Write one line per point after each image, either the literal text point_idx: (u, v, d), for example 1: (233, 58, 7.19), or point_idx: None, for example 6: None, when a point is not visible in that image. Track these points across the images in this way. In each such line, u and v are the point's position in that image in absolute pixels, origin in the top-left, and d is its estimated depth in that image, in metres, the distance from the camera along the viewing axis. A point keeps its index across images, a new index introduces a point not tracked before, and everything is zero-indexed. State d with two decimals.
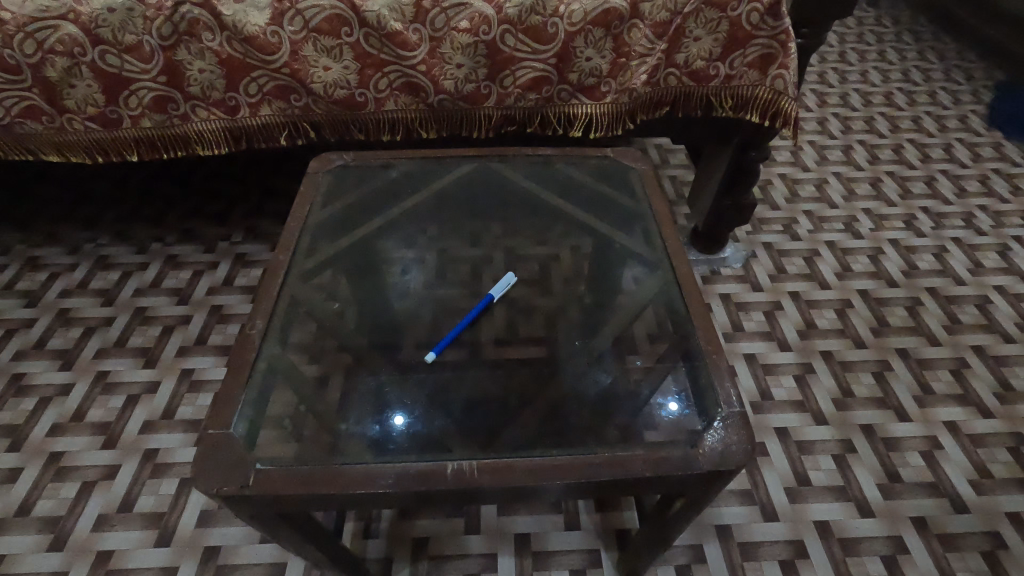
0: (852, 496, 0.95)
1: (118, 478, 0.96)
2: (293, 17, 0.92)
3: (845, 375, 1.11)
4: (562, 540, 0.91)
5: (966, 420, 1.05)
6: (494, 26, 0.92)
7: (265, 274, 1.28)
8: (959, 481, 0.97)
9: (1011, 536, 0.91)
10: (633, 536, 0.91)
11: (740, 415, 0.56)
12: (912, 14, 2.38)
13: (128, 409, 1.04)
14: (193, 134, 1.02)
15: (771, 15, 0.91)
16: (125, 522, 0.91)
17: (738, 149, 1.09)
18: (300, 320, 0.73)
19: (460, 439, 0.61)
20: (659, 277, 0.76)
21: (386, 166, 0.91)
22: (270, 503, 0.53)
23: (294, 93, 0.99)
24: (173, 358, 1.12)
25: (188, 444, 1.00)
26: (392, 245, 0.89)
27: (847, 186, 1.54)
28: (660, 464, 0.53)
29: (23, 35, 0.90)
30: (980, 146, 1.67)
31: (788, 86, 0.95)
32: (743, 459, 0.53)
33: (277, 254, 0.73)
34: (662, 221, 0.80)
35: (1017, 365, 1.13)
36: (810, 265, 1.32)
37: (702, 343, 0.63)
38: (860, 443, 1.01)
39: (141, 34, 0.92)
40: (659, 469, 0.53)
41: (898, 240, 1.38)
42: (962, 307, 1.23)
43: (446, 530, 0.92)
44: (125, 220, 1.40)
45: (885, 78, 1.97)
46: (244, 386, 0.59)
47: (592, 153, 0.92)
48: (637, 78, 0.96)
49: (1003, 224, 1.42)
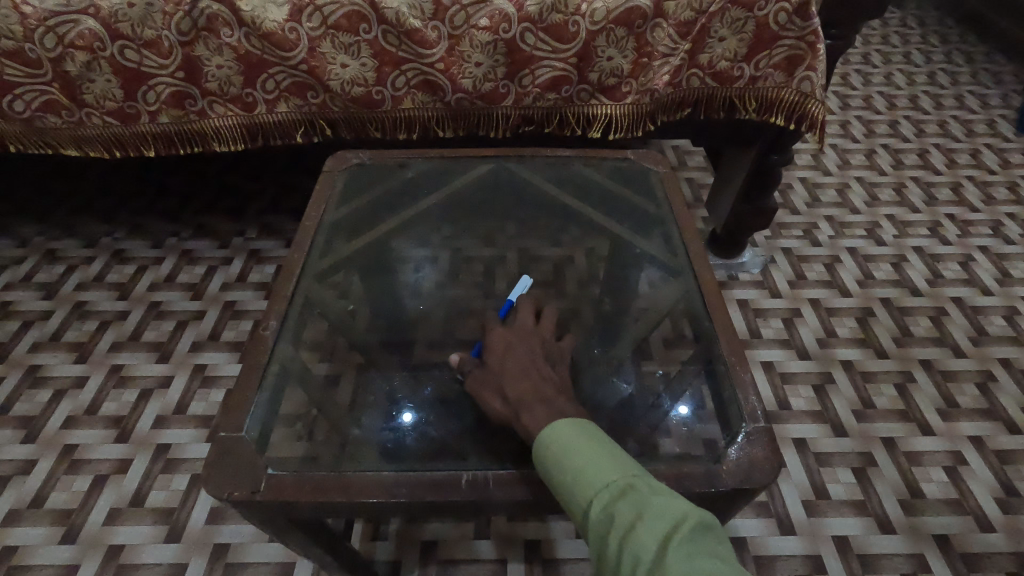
0: (774, 512, 0.90)
1: (32, 474, 0.94)
2: (312, 13, 0.89)
3: (783, 387, 1.06)
4: (473, 548, 0.87)
5: (905, 437, 1.00)
6: (515, 25, 0.89)
7: (207, 270, 1.26)
8: (888, 499, 0.92)
9: (936, 559, 0.86)
10: (544, 547, 0.87)
11: (765, 429, 0.50)
12: (902, 18, 2.33)
13: (54, 403, 1.03)
14: (210, 130, 1.00)
15: (800, 16, 0.87)
16: (34, 518, 0.89)
17: (763, 151, 1.05)
18: (314, 319, 0.69)
19: (406, 445, 0.57)
20: (678, 284, 0.70)
21: (403, 164, 0.85)
22: (281, 511, 0.49)
23: (311, 90, 0.96)
24: (105, 353, 1.11)
25: (107, 441, 0.98)
26: (406, 246, 0.84)
27: (812, 192, 1.49)
28: (682, 480, 0.48)
29: (44, 29, 0.88)
30: (957, 152, 1.61)
31: (817, 89, 0.91)
32: (766, 478, 0.48)
33: (292, 253, 0.69)
34: (683, 223, 0.74)
35: (964, 381, 1.08)
36: (765, 272, 1.27)
37: (724, 354, 0.58)
38: (790, 457, 0.97)
39: (161, 30, 0.90)
40: (679, 485, 0.48)
41: (856, 248, 1.33)
42: (915, 319, 1.18)
43: (353, 535, 0.88)
44: (77, 213, 1.38)
45: (867, 82, 1.93)
46: (258, 388, 0.55)
47: (611, 155, 0.85)
48: (660, 78, 0.92)
49: (970, 234, 1.37)
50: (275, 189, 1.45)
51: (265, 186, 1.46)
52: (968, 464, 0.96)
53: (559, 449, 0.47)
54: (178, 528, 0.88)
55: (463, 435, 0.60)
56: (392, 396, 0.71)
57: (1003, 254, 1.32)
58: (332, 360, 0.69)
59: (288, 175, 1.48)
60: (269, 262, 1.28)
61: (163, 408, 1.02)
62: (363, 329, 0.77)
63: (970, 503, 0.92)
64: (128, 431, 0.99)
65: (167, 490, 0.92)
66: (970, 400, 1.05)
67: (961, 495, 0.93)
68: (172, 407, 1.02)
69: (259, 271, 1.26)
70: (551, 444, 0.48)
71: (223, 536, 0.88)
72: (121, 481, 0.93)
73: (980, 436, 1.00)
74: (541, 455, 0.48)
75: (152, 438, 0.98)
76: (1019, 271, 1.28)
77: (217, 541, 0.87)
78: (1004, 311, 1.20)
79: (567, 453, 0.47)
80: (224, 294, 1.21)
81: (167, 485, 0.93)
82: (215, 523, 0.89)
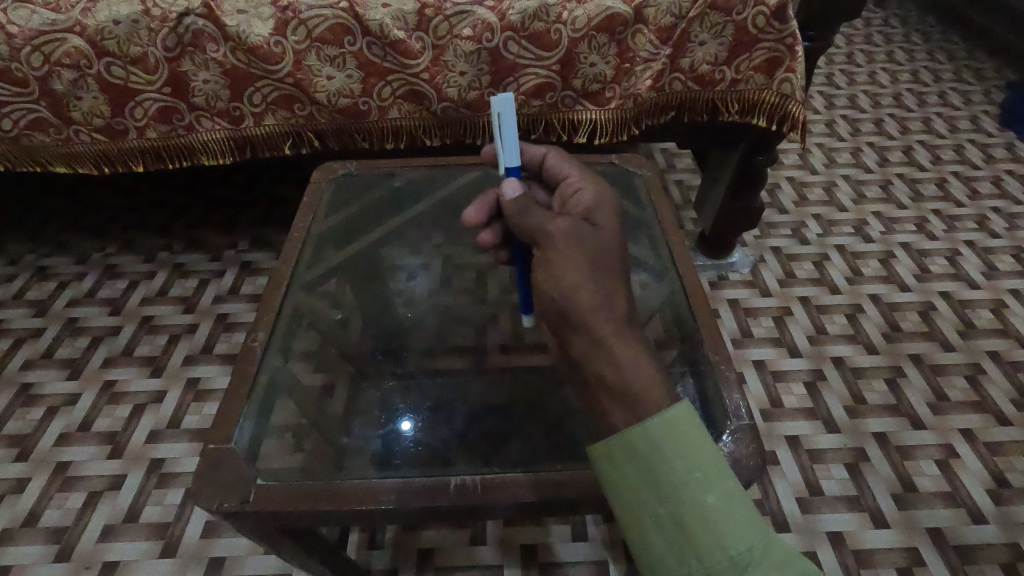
0: (769, 510, 0.91)
1: (26, 492, 0.94)
2: (297, 27, 0.90)
3: (775, 385, 1.07)
4: (470, 554, 0.87)
5: (897, 431, 1.01)
6: (497, 33, 0.90)
7: (199, 283, 1.26)
8: (882, 495, 0.93)
9: (930, 552, 0.86)
10: (541, 551, 0.87)
11: (750, 428, 0.51)
12: (884, 17, 2.36)
13: (47, 421, 1.03)
14: (199, 144, 1.00)
15: (777, 19, 0.88)
16: (29, 537, 0.89)
17: (747, 152, 1.06)
18: (304, 329, 0.69)
19: (397, 452, 0.58)
20: (665, 285, 0.70)
21: (390, 173, 0.84)
22: (271, 521, 0.49)
23: (298, 102, 0.97)
24: (98, 369, 1.11)
25: (101, 457, 0.98)
26: (396, 254, 0.84)
27: (800, 191, 1.50)
28: None
29: (30, 48, 0.88)
30: (941, 148, 1.63)
31: (797, 90, 0.92)
32: (751, 476, 0.48)
33: (280, 264, 0.69)
34: (668, 226, 0.75)
35: (954, 374, 1.09)
36: (755, 272, 1.28)
37: (710, 355, 0.59)
38: (784, 454, 0.97)
39: (146, 46, 0.90)
40: None
41: (845, 245, 1.34)
42: (905, 314, 1.19)
43: (349, 544, 0.88)
44: (68, 230, 1.38)
45: (851, 81, 1.95)
46: (247, 398, 0.56)
47: (596, 159, 0.85)
48: (642, 83, 0.93)
49: (956, 228, 1.39)
50: (265, 201, 1.45)
51: (256, 198, 1.46)
52: (958, 457, 0.97)
53: (695, 452, 0.38)
54: (174, 542, 0.88)
55: (453, 441, 0.60)
56: (385, 403, 0.71)
57: (989, 247, 1.34)
58: (324, 369, 0.70)
59: (279, 187, 1.48)
60: (260, 273, 1.28)
61: (156, 422, 1.02)
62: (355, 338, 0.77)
63: (962, 495, 0.92)
64: (122, 447, 0.99)
65: (162, 505, 0.92)
66: (960, 394, 1.06)
67: (953, 487, 0.93)
68: (165, 421, 1.02)
69: (250, 283, 1.26)
70: (687, 442, 0.38)
71: (219, 549, 0.88)
72: (116, 496, 0.93)
73: (971, 429, 1.01)
74: (667, 452, 0.38)
75: (147, 452, 0.98)
76: (1005, 264, 1.30)
77: (213, 554, 0.87)
78: (992, 304, 1.21)
79: (709, 463, 0.38)
80: (216, 307, 1.21)
81: (161, 499, 0.93)
82: (211, 536, 0.89)
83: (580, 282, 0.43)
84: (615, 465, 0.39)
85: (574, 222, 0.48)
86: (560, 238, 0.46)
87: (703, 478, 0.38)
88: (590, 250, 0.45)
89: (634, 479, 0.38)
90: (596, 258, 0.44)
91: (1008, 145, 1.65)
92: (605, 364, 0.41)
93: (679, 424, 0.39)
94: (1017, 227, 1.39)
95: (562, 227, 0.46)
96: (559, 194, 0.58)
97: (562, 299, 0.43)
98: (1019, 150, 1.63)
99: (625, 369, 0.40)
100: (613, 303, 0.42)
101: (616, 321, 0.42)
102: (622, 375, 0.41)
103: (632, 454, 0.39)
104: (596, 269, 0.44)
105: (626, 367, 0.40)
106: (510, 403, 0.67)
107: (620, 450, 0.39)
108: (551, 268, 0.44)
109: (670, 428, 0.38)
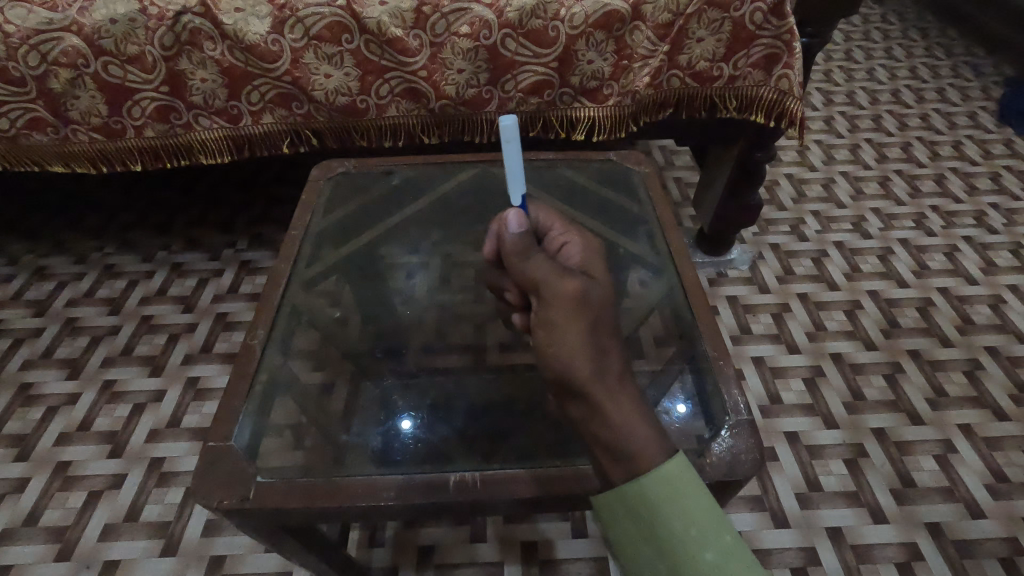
0: (769, 505, 0.91)
1: (26, 492, 0.94)
2: (294, 25, 0.90)
3: (774, 381, 1.07)
4: (471, 552, 0.87)
5: (896, 427, 1.01)
6: (494, 31, 0.90)
7: (198, 282, 1.26)
8: (881, 491, 0.93)
9: (929, 547, 0.87)
10: (541, 548, 0.87)
11: (748, 422, 0.51)
12: (882, 13, 2.36)
13: (47, 421, 1.03)
14: (197, 143, 1.00)
15: (775, 15, 0.88)
16: (29, 536, 0.89)
17: (745, 149, 1.06)
18: (303, 328, 0.69)
19: (398, 449, 0.58)
20: (662, 282, 0.70)
21: (389, 171, 0.85)
22: (272, 518, 0.50)
23: (296, 101, 0.97)
24: (97, 368, 1.11)
25: (101, 457, 0.98)
26: (395, 252, 0.84)
27: (798, 188, 1.50)
28: None
29: (27, 47, 0.88)
30: (939, 145, 1.63)
31: (794, 86, 0.92)
32: (750, 470, 0.48)
33: (279, 263, 0.69)
34: (667, 223, 0.75)
35: (953, 370, 1.09)
36: (754, 268, 1.28)
37: (708, 350, 0.59)
38: (783, 450, 0.97)
39: (143, 45, 0.90)
40: None
41: (843, 242, 1.35)
42: (903, 310, 1.20)
43: (349, 542, 0.88)
44: (66, 229, 1.38)
45: (849, 77, 1.95)
46: (246, 396, 0.56)
47: (594, 156, 0.85)
48: (640, 80, 0.93)
49: (954, 224, 1.39)
50: (263, 200, 1.45)
51: (255, 197, 1.46)
52: (957, 452, 0.97)
53: (692, 507, 0.37)
54: (174, 541, 0.88)
55: (452, 438, 0.61)
56: (385, 399, 0.71)
57: (987, 243, 1.34)
58: (323, 367, 0.70)
59: (277, 187, 1.48)
60: (259, 273, 1.28)
61: (156, 422, 1.02)
62: (355, 337, 0.77)
63: (961, 490, 0.93)
64: (121, 446, 0.99)
65: (162, 504, 0.92)
66: (958, 389, 1.06)
67: (951, 483, 0.94)
68: (165, 420, 1.02)
69: (249, 282, 1.26)
70: (682, 495, 0.38)
71: (220, 548, 0.88)
72: (116, 496, 0.93)
73: (969, 424, 1.01)
74: (662, 508, 0.37)
75: (147, 452, 0.98)
76: (1003, 260, 1.30)
77: (213, 552, 0.87)
78: (990, 300, 1.21)
79: (707, 520, 0.37)
80: (215, 306, 1.21)
81: (161, 498, 0.93)
82: (211, 535, 0.89)
83: (577, 348, 0.41)
84: (617, 520, 0.39)
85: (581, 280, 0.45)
86: (563, 296, 0.43)
87: (701, 536, 0.37)
88: (593, 312, 0.43)
89: (634, 535, 0.38)
90: (596, 322, 0.43)
91: (1007, 141, 1.65)
92: (604, 429, 0.40)
93: (676, 480, 0.38)
94: (1015, 223, 1.39)
95: (568, 287, 0.44)
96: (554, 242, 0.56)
97: (560, 361, 0.41)
98: (1016, 145, 1.63)
99: (615, 429, 0.39)
100: (609, 367, 0.41)
101: (613, 383, 0.41)
102: (613, 431, 0.40)
103: (630, 510, 0.38)
104: (596, 331, 0.42)
105: (619, 425, 0.39)
106: (510, 400, 0.68)
107: (620, 506, 0.39)
108: (550, 332, 0.42)
109: (666, 484, 0.38)
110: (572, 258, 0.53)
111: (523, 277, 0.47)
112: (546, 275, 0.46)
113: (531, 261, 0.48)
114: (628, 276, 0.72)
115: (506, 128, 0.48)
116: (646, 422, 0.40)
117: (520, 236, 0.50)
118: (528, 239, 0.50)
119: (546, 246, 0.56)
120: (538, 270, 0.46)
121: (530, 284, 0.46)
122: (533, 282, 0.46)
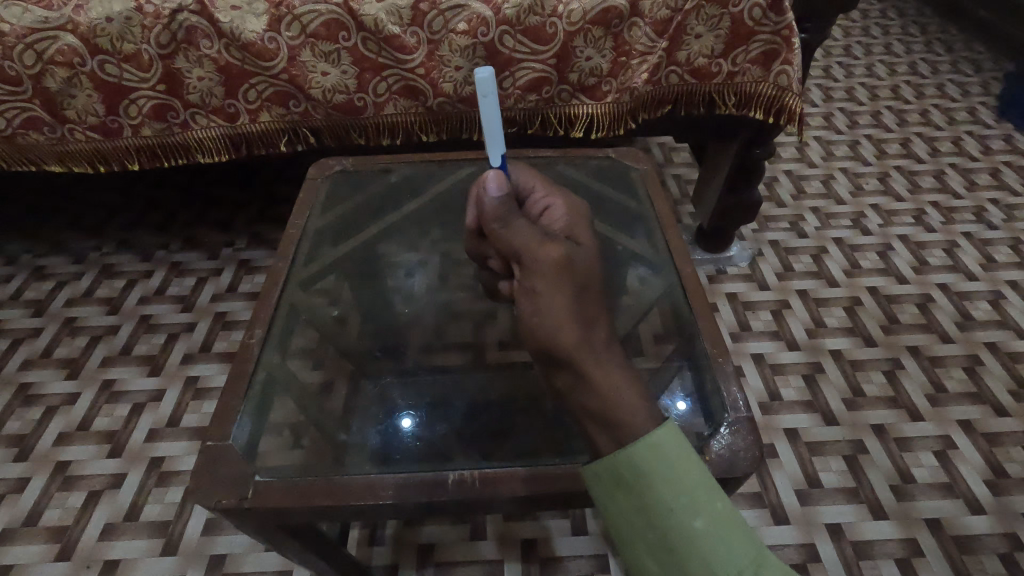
0: (769, 502, 0.91)
1: (26, 492, 0.94)
2: (291, 23, 0.89)
3: (774, 378, 1.07)
4: (472, 549, 0.87)
5: (896, 423, 1.01)
6: (492, 28, 0.89)
7: (196, 281, 1.26)
8: (880, 486, 0.93)
9: (929, 543, 0.87)
10: (541, 545, 0.87)
11: (747, 420, 0.51)
12: (881, 9, 2.35)
13: (46, 420, 1.03)
14: (193, 143, 1.00)
15: (774, 11, 0.87)
16: (28, 537, 0.89)
17: (744, 146, 1.07)
18: (301, 326, 0.69)
19: (398, 448, 0.58)
20: (662, 279, 0.70)
21: (385, 169, 0.85)
22: (272, 517, 0.50)
23: (293, 99, 0.97)
24: (96, 368, 1.11)
25: (100, 456, 0.98)
26: (393, 251, 0.84)
27: (798, 184, 1.50)
28: None
29: (22, 46, 0.88)
30: (938, 140, 1.63)
31: (794, 82, 0.92)
32: (750, 467, 0.48)
33: (276, 262, 0.69)
34: (666, 220, 0.74)
35: (952, 366, 1.09)
36: (753, 265, 1.28)
37: (707, 347, 0.58)
38: (782, 447, 0.97)
39: (140, 43, 0.90)
40: None
41: (843, 238, 1.34)
42: (903, 306, 1.20)
43: (349, 541, 0.88)
44: (65, 229, 1.38)
45: (849, 73, 1.94)
46: (245, 396, 0.56)
47: (593, 154, 0.85)
48: (638, 77, 0.93)
49: (954, 220, 1.38)
50: (262, 198, 1.45)
51: (253, 195, 1.46)
52: (957, 449, 0.97)
53: (684, 478, 0.37)
54: (174, 540, 0.88)
55: (451, 437, 0.60)
56: (385, 396, 0.71)
57: (987, 239, 1.34)
58: (322, 366, 0.70)
59: (276, 185, 1.48)
60: (258, 271, 1.28)
61: (155, 421, 1.02)
62: (354, 336, 0.77)
63: (960, 487, 0.93)
64: (121, 445, 0.99)
65: (162, 503, 0.92)
66: (958, 384, 1.06)
67: (951, 479, 0.94)
68: (165, 420, 1.02)
69: (248, 281, 1.26)
70: (672, 465, 0.37)
71: (220, 547, 0.88)
72: (116, 495, 0.93)
73: (969, 420, 1.01)
74: (650, 477, 0.37)
75: (146, 451, 0.98)
76: (1003, 256, 1.30)
77: (214, 552, 0.87)
78: (990, 296, 1.21)
79: (695, 489, 0.37)
80: (214, 305, 1.21)
81: (161, 498, 0.93)
82: (211, 534, 0.89)
83: (563, 317, 0.41)
84: (606, 491, 0.39)
85: (565, 246, 0.46)
86: (548, 263, 0.43)
87: (690, 504, 0.37)
88: (578, 279, 0.43)
89: (622, 504, 0.38)
90: (581, 288, 0.43)
91: (1007, 136, 1.65)
92: (591, 400, 0.40)
93: (665, 450, 0.38)
94: (1015, 218, 1.39)
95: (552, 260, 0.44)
96: (536, 208, 0.55)
97: (545, 332, 0.41)
98: (1017, 141, 1.63)
99: (606, 407, 0.39)
100: (594, 339, 0.41)
101: (600, 352, 0.41)
102: (610, 428, 0.39)
103: (620, 480, 0.38)
104: (581, 300, 0.42)
105: (609, 396, 0.39)
106: (509, 399, 0.67)
107: (608, 477, 0.39)
108: (535, 302, 0.42)
109: (657, 453, 0.37)
110: (554, 221, 0.53)
111: (505, 244, 0.47)
112: (530, 243, 0.45)
113: (512, 228, 0.47)
114: (628, 273, 0.72)
115: (482, 80, 0.46)
116: (639, 397, 0.40)
117: (501, 200, 0.49)
118: (509, 205, 0.49)
119: (527, 210, 0.56)
120: (521, 237, 0.46)
121: (512, 252, 0.46)
122: (515, 250, 0.46)
